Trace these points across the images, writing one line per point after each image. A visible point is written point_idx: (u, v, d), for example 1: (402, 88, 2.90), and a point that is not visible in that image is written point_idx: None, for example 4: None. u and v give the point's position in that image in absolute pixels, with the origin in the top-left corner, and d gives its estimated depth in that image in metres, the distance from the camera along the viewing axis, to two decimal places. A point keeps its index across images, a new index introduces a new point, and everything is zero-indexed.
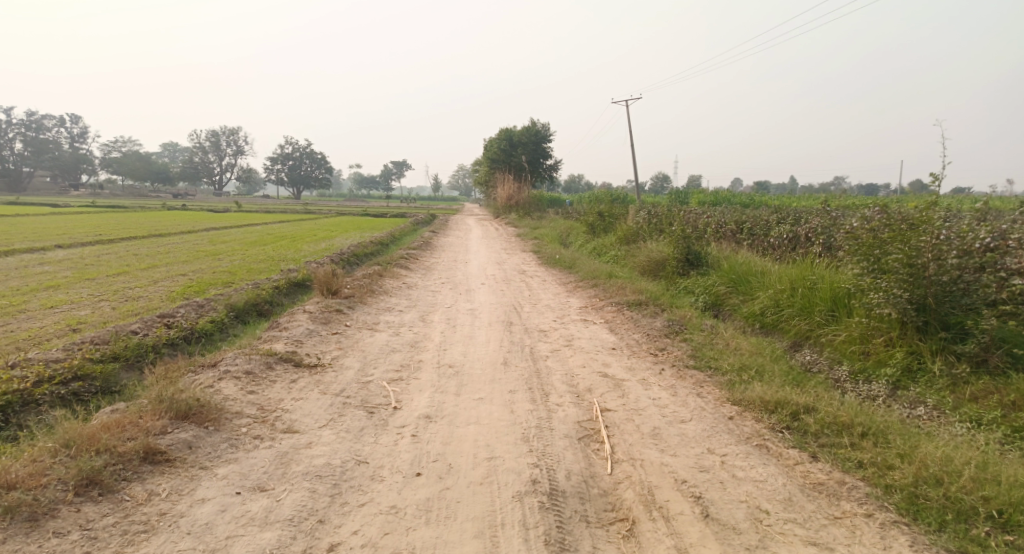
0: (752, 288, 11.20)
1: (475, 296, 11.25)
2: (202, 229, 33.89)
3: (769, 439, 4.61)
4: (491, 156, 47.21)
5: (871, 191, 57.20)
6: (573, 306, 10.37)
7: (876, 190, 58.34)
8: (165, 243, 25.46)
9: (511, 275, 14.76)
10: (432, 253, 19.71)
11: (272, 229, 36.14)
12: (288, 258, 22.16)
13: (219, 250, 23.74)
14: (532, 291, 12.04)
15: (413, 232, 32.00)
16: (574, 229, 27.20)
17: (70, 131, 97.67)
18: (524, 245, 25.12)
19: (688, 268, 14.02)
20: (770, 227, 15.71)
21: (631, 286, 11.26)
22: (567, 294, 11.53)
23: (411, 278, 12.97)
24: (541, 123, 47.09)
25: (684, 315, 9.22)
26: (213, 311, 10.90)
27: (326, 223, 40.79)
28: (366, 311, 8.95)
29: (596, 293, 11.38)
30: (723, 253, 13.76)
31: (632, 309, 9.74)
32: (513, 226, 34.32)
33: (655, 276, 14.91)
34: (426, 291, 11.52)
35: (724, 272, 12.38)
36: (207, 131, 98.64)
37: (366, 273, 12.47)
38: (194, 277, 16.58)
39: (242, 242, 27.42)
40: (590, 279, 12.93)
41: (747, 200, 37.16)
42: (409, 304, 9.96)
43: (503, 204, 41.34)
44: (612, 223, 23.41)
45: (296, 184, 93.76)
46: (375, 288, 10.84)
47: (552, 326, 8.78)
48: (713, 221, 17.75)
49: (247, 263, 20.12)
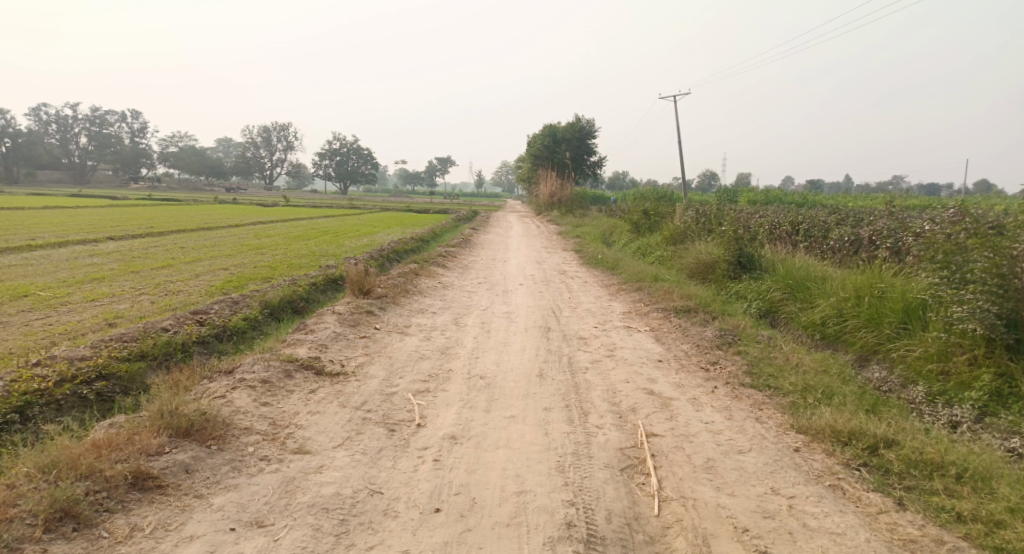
0: (812, 294, 10.49)
1: (513, 298, 10.78)
2: (248, 223, 34.32)
3: (844, 479, 4.07)
4: (536, 153, 46.69)
5: (933, 191, 54.60)
6: (617, 310, 9.80)
7: (937, 191, 55.79)
8: (211, 236, 25.74)
9: (552, 276, 14.23)
10: (472, 251, 19.34)
11: (317, 223, 36.38)
12: (329, 253, 22.08)
13: (263, 244, 23.85)
14: (573, 293, 11.51)
15: (456, 229, 31.75)
16: (618, 227, 26.48)
17: (130, 126, 101.03)
18: (567, 243, 24.54)
19: (740, 271, 13.28)
20: (829, 229, 14.83)
21: (680, 290, 10.64)
22: (611, 297, 10.95)
23: (449, 277, 12.59)
24: (586, 120, 46.32)
25: (737, 322, 8.58)
26: (247, 307, 10.69)
27: (370, 218, 40.93)
28: (398, 312, 8.56)
29: (641, 296, 10.77)
30: (778, 256, 12.98)
31: (680, 316, 9.12)
32: (556, 223, 33.75)
33: (704, 279, 14.20)
34: (463, 292, 11.11)
35: (782, 276, 11.65)
36: (259, 127, 100.81)
37: (402, 272, 12.12)
38: (235, 271, 16.53)
39: (287, 236, 27.56)
40: (635, 281, 12.33)
41: (801, 200, 35.77)
42: (444, 306, 9.55)
43: (546, 201, 40.77)
44: (658, 222, 22.66)
45: (343, 179, 94.96)
46: (410, 288, 10.47)
47: (594, 333, 8.24)
48: (766, 221, 16.91)
49: (289, 258, 20.07)
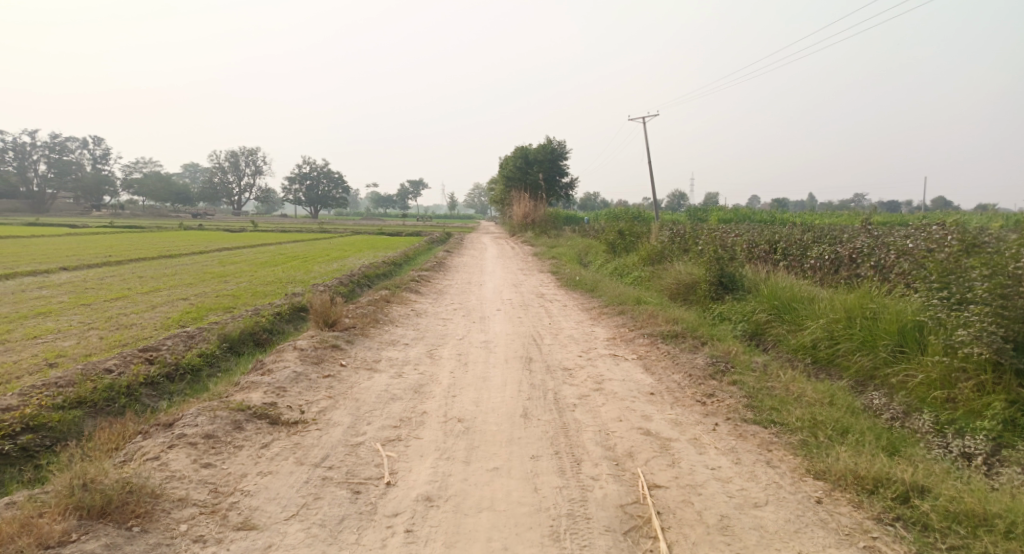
0: (800, 315, 10.06)
1: (490, 325, 10.18)
2: (213, 249, 33.26)
3: (880, 539, 3.63)
4: (508, 174, 46.42)
5: (898, 208, 55.64)
6: (600, 337, 9.27)
7: (898, 207, 57.02)
8: (173, 264, 24.74)
9: (529, 299, 13.69)
10: (445, 274, 18.71)
11: (284, 249, 35.41)
12: (297, 279, 21.27)
13: (226, 272, 22.91)
14: (553, 318, 10.96)
15: (428, 251, 31.10)
16: (593, 247, 26.13)
17: (92, 153, 98.79)
18: (542, 265, 24.06)
19: (722, 292, 12.89)
20: (809, 247, 14.58)
21: (664, 314, 10.15)
22: (593, 322, 10.42)
23: (422, 303, 11.97)
24: (557, 142, 46.25)
25: (728, 348, 8.10)
26: (203, 341, 9.93)
27: (340, 242, 39.98)
28: (366, 346, 7.90)
29: (624, 321, 10.28)
30: (760, 276, 12.63)
31: (667, 341, 8.63)
32: (530, 244, 33.32)
33: (685, 300, 13.78)
34: (437, 320, 10.48)
35: (767, 295, 11.28)
36: (226, 152, 99.39)
37: (371, 299, 11.45)
38: (194, 302, 15.68)
39: (252, 263, 26.63)
40: (615, 304, 11.84)
41: (772, 217, 35.96)
42: (416, 335, 8.92)
43: (519, 222, 40.35)
44: (634, 242, 22.32)
45: (313, 203, 93.74)
46: (380, 317, 9.81)
47: (578, 363, 7.69)
48: (744, 239, 16.65)
49: (253, 285, 19.21)
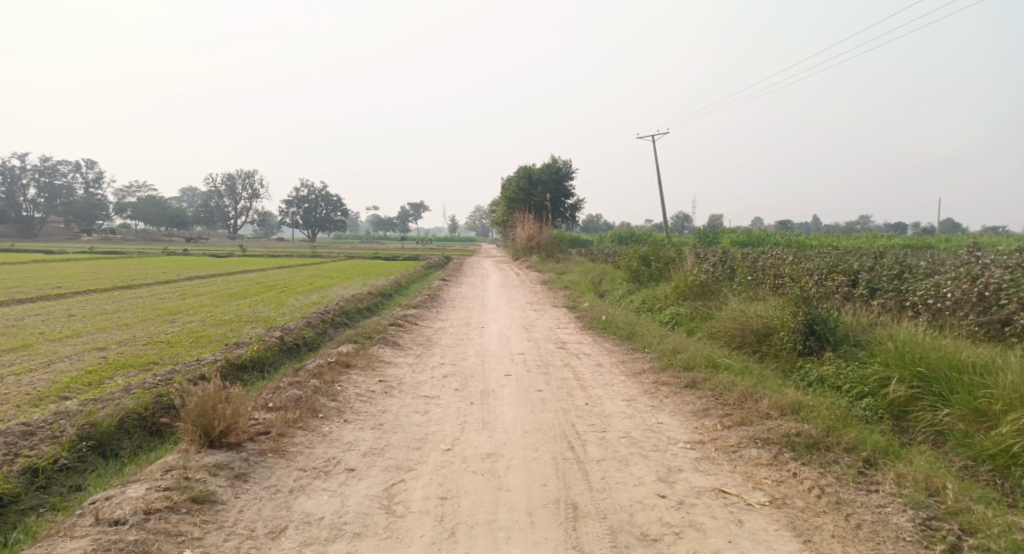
0: (977, 396, 6.56)
1: (498, 413, 6.56)
2: (183, 278, 29.61)
3: None
4: (511, 196, 43.32)
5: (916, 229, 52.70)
6: (678, 443, 5.71)
7: (907, 228, 54.90)
8: (123, 298, 21.12)
9: (547, 352, 10.17)
10: (438, 312, 15.18)
11: (264, 277, 31.55)
12: (262, 316, 17.65)
13: (181, 308, 19.23)
14: (590, 396, 7.39)
15: (423, 279, 27.60)
16: (610, 274, 22.54)
17: (85, 177, 95.95)
18: (554, 295, 20.65)
19: (812, 344, 9.45)
20: (909, 281, 11.13)
21: (766, 393, 6.62)
22: (654, 408, 6.82)
23: (399, 367, 8.37)
24: (563, 161, 43.13)
25: (930, 476, 4.55)
26: (44, 440, 6.25)
27: (330, 268, 36.43)
28: (271, 482, 4.32)
29: (701, 402, 6.79)
30: (868, 332, 9.24)
31: (802, 456, 5.11)
32: (536, 269, 29.99)
33: (755, 352, 10.34)
34: (415, 400, 6.87)
35: (897, 354, 7.79)
36: (222, 176, 96.73)
37: (323, 364, 7.87)
38: (111, 354, 12.04)
39: (219, 295, 23.04)
40: (676, 367, 8.27)
41: (793, 239, 32.74)
42: (376, 445, 5.33)
43: (522, 245, 36.98)
44: (662, 270, 18.81)
45: (311, 227, 90.64)
46: (322, 402, 6.18)
47: (668, 521, 4.17)
48: (812, 267, 13.18)
49: (203, 327, 15.46)
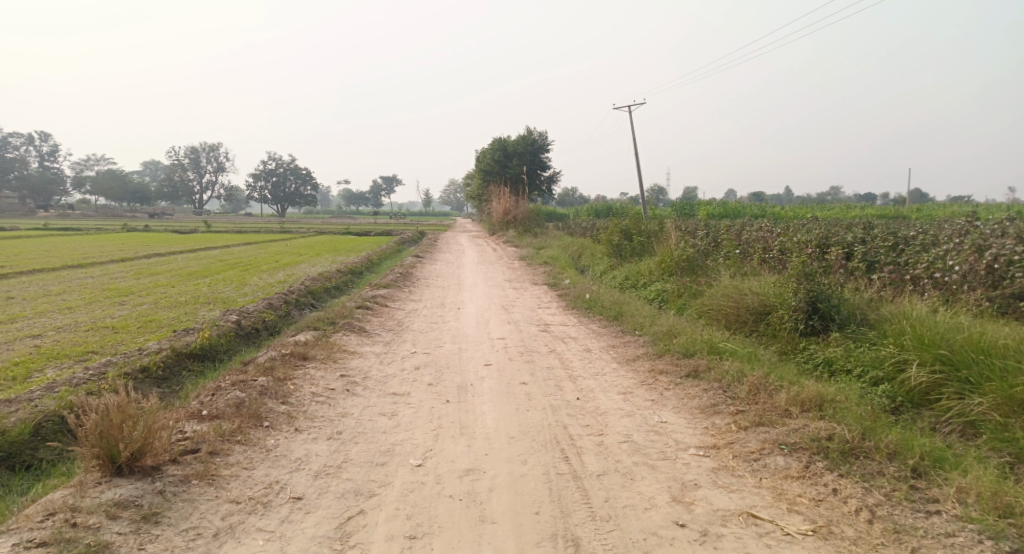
0: (1014, 384, 5.87)
1: (477, 413, 5.70)
2: (141, 256, 28.13)
3: None
4: (485, 169, 42.16)
5: (887, 201, 52.92)
6: (689, 448, 4.91)
7: (879, 200, 55.11)
8: (72, 279, 19.75)
9: (528, 335, 9.32)
10: (411, 291, 14.23)
11: (228, 254, 30.14)
12: (221, 296, 16.51)
13: (134, 289, 17.98)
14: (581, 389, 6.56)
15: (396, 255, 26.56)
16: (589, 248, 21.71)
17: (41, 151, 92.01)
18: (533, 272, 19.78)
19: (814, 324, 8.73)
20: (913, 254, 10.43)
21: (781, 385, 5.84)
22: (655, 403, 6.00)
23: (364, 358, 7.45)
24: (538, 133, 42.06)
25: (998, 491, 3.80)
26: None
27: (298, 245, 35.03)
28: (189, 525, 3.47)
29: (707, 395, 5.99)
30: (875, 313, 8.54)
31: (837, 464, 4.34)
32: (512, 244, 29.08)
33: (751, 332, 9.61)
34: (381, 399, 5.97)
35: (915, 336, 7.09)
36: (187, 149, 93.49)
37: (276, 356, 6.90)
38: (47, 342, 10.90)
39: (178, 274, 21.77)
40: (674, 353, 7.47)
41: (768, 210, 32.35)
42: (331, 461, 4.44)
43: (497, 220, 35.97)
44: (644, 244, 18.02)
45: (281, 202, 88.30)
46: (269, 407, 5.24)
47: None
48: (805, 238, 12.44)
49: (155, 310, 14.30)
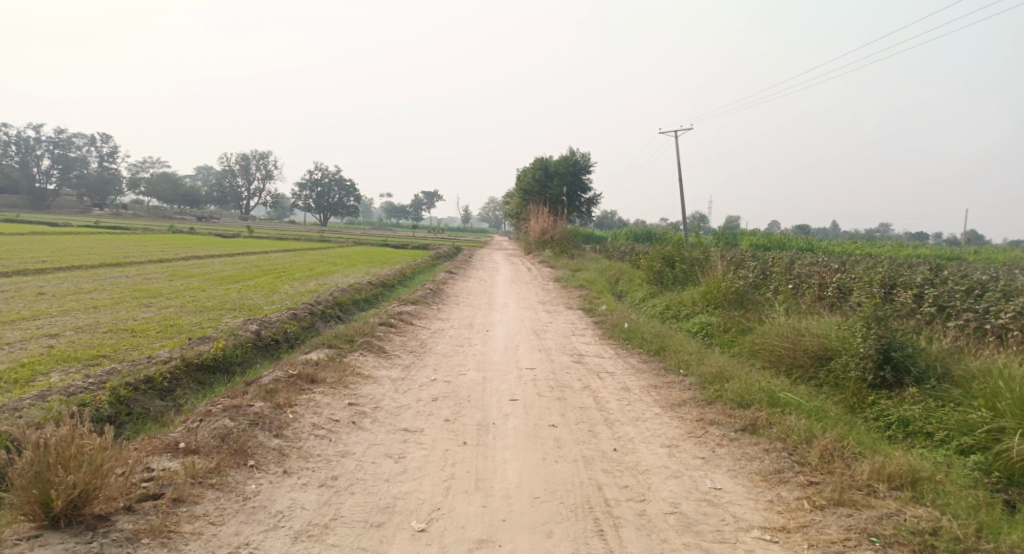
0: None
1: (498, 462, 4.90)
2: (178, 258, 28.14)
3: None
4: (525, 188, 41.61)
5: (937, 241, 50.91)
6: (752, 530, 4.04)
7: (930, 238, 53.08)
8: (106, 277, 19.64)
9: (560, 367, 8.51)
10: (440, 310, 13.54)
11: (264, 260, 30.02)
12: (248, 303, 16.07)
13: (164, 291, 17.71)
14: (619, 437, 5.72)
15: (430, 270, 26.01)
16: (628, 273, 20.80)
17: (99, 151, 95.01)
18: (569, 295, 18.95)
19: (885, 375, 7.71)
20: (995, 301, 9.33)
21: (860, 454, 4.93)
22: (707, 462, 5.14)
23: (378, 384, 6.73)
24: (580, 154, 41.36)
25: None
26: None
27: (335, 254, 34.83)
28: None
29: (769, 459, 5.09)
30: (957, 368, 7.50)
31: None
32: (549, 265, 28.29)
33: (809, 379, 8.63)
34: (390, 436, 5.22)
35: (1015, 401, 6.07)
36: (237, 156, 95.52)
37: (280, 378, 6.22)
38: (61, 342, 10.48)
39: (211, 278, 21.55)
40: (726, 401, 6.58)
41: (817, 243, 30.99)
42: (317, 517, 3.71)
43: (535, 239, 35.28)
44: (688, 273, 17.05)
45: (323, 211, 89.31)
46: (259, 441, 4.55)
47: None
48: (868, 276, 11.37)
49: (178, 314, 13.88)
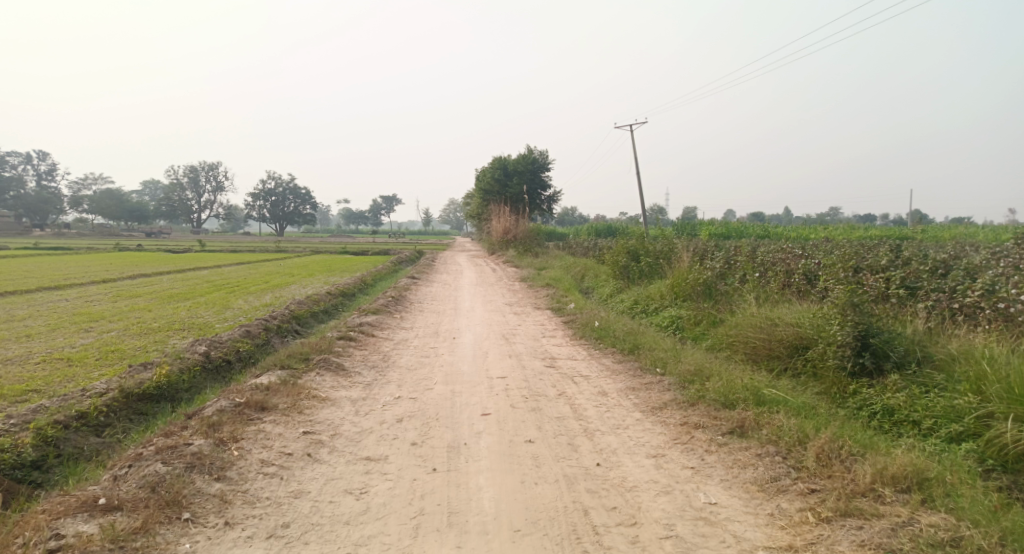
0: None
1: (472, 490, 4.42)
2: (125, 277, 26.84)
3: None
4: (484, 188, 41.10)
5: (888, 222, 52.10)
6: None
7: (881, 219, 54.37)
8: (45, 302, 18.51)
9: (532, 373, 8.04)
10: (402, 318, 12.96)
11: (217, 275, 28.89)
12: (200, 322, 15.22)
13: (108, 313, 16.72)
14: (601, 450, 5.28)
15: (391, 276, 25.33)
16: (593, 269, 20.46)
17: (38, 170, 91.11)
18: (535, 295, 18.53)
19: (865, 362, 7.43)
20: (964, 278, 9.19)
21: (860, 455, 4.58)
22: (699, 473, 4.73)
23: (337, 406, 6.18)
24: (537, 152, 41.00)
25: None
26: None
27: (292, 264, 33.82)
28: None
29: (763, 466, 4.71)
30: (936, 352, 7.27)
31: None
32: (512, 264, 27.85)
33: (787, 371, 8.32)
34: (350, 468, 4.69)
35: (1004, 383, 5.84)
36: (185, 168, 92.66)
37: (225, 409, 5.63)
38: None
39: (159, 296, 20.51)
40: (710, 402, 6.20)
41: (773, 230, 31.21)
42: None
43: (496, 239, 34.79)
44: (654, 266, 16.78)
45: (278, 221, 87.22)
46: (196, 488, 4.00)
47: None
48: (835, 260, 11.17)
49: (122, 338, 13.02)
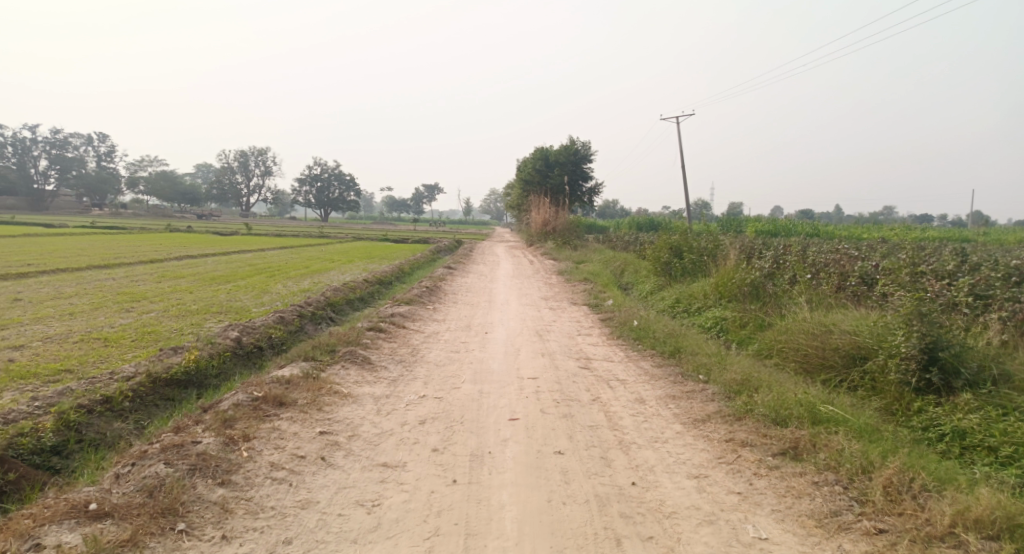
0: None
1: (493, 507, 4.05)
2: (171, 258, 27.27)
3: None
4: (526, 179, 40.59)
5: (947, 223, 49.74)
6: None
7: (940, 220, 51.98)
8: (90, 280, 18.80)
9: (565, 375, 7.61)
10: (435, 309, 12.66)
11: (259, 258, 29.15)
12: (237, 306, 15.21)
13: (149, 293, 16.87)
14: (637, 466, 4.84)
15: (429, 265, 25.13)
16: (634, 265, 19.85)
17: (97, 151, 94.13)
18: (573, 289, 18.04)
19: (930, 378, 6.77)
20: None
21: (934, 491, 4.05)
22: (746, 500, 4.26)
23: (358, 403, 5.88)
24: (580, 144, 40.18)
25: None
26: None
27: (333, 250, 33.91)
28: None
29: (820, 496, 4.21)
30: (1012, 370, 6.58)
31: None
32: (552, 256, 27.37)
33: (841, 383, 7.70)
34: (364, 475, 4.37)
35: None
36: (235, 153, 94.54)
37: (241, 403, 5.38)
38: (24, 355, 9.66)
39: (201, 278, 20.70)
40: (758, 417, 5.69)
41: (824, 229, 29.95)
42: None
43: (537, 231, 34.32)
44: (698, 263, 16.12)
45: (323, 206, 88.35)
46: (197, 495, 3.77)
47: None
48: (895, 263, 10.41)
49: (159, 319, 13.05)
